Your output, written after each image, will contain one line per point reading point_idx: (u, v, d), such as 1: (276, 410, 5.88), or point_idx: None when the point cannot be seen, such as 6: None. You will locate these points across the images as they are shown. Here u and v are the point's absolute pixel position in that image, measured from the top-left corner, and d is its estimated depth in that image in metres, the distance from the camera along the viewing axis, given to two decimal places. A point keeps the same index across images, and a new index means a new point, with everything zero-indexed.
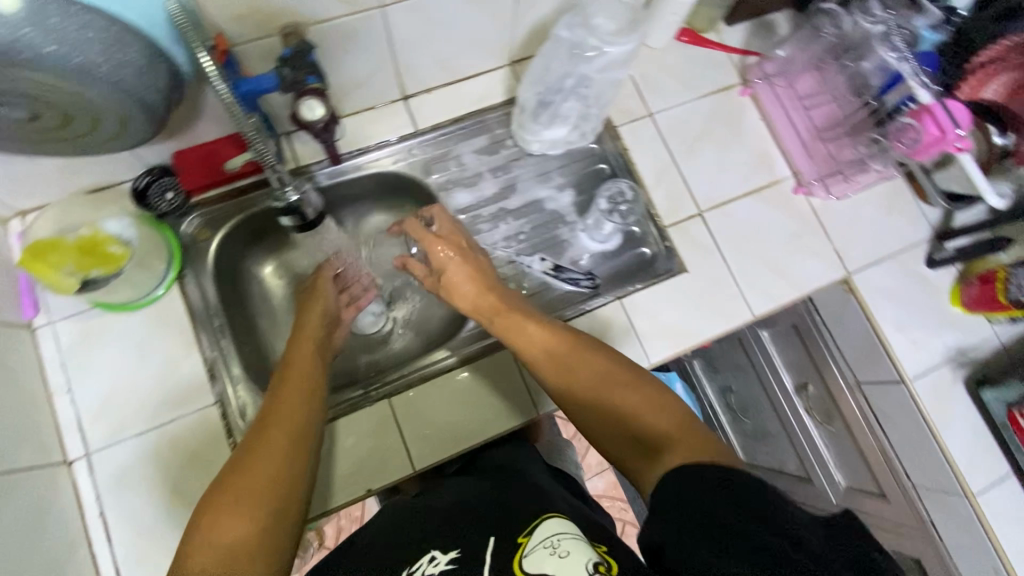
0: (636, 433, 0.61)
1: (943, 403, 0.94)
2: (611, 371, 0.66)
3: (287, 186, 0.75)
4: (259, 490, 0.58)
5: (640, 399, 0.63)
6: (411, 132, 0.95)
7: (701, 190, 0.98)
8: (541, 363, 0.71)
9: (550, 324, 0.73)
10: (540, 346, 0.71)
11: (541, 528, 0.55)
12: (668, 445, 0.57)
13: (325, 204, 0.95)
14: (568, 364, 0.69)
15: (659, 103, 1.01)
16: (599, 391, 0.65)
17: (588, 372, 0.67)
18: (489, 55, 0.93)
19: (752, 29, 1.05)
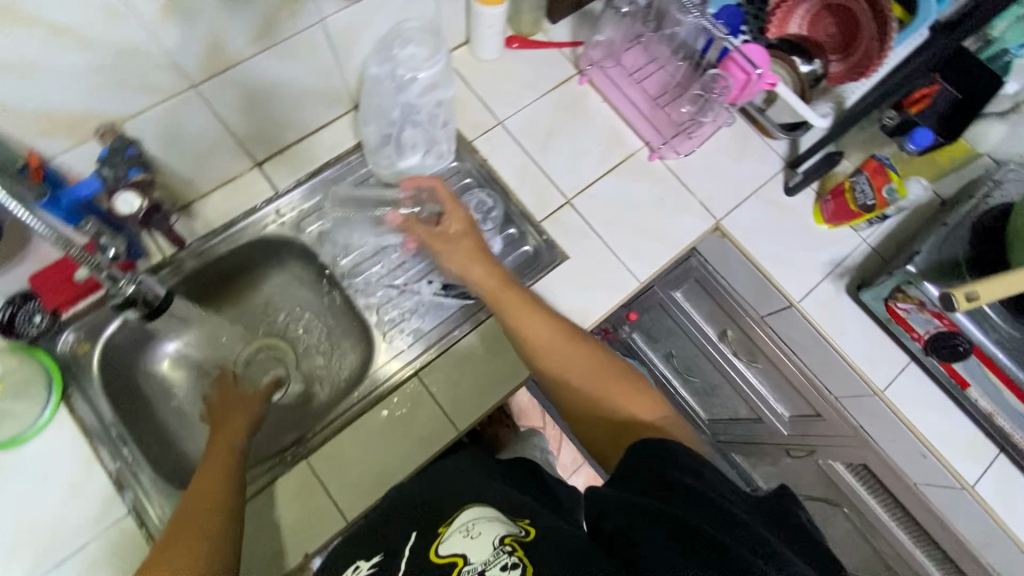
0: (621, 421, 0.67)
1: (832, 315, 1.01)
2: (601, 365, 0.72)
3: (119, 281, 0.73)
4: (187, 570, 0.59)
5: (630, 391, 0.68)
6: (272, 195, 0.96)
7: (564, 179, 1.03)
8: (535, 349, 0.75)
9: (550, 314, 0.77)
10: (536, 331, 0.75)
11: (462, 514, 0.59)
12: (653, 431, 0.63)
13: (204, 285, 0.95)
14: (556, 355, 0.74)
15: (506, 109, 1.06)
16: (588, 379, 0.71)
17: (573, 364, 0.72)
18: (329, 105, 0.96)
19: (574, 22, 1.11)
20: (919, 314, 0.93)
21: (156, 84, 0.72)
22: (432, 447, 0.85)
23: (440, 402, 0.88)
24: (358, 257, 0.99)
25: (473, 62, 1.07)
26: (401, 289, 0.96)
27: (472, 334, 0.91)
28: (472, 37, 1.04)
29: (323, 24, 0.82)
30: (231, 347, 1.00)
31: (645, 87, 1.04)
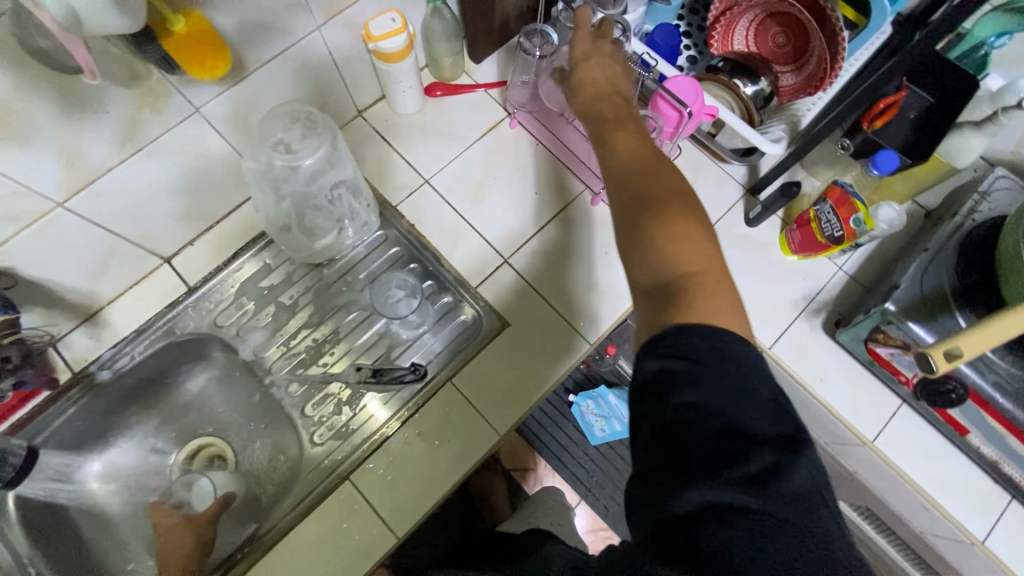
0: (660, 264, 0.55)
1: (807, 357, 0.91)
2: (678, 193, 0.59)
3: None
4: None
5: (686, 232, 0.56)
6: (185, 292, 0.90)
7: (499, 237, 0.94)
8: (619, 172, 0.63)
9: (646, 139, 0.66)
10: (631, 151, 0.64)
11: None
12: (689, 287, 0.53)
13: (123, 395, 0.89)
14: (652, 172, 0.61)
15: (432, 165, 0.97)
16: (653, 200, 0.58)
17: (655, 183, 0.60)
18: (235, 188, 0.89)
19: (500, 59, 1.03)
20: (904, 356, 0.82)
21: (14, 213, 0.66)
22: (368, 559, 0.78)
23: (377, 508, 0.81)
24: (282, 346, 0.92)
25: (393, 118, 0.99)
26: (330, 378, 0.90)
27: (405, 424, 0.84)
28: (387, 93, 0.96)
29: (199, 114, 0.74)
30: (165, 452, 0.94)
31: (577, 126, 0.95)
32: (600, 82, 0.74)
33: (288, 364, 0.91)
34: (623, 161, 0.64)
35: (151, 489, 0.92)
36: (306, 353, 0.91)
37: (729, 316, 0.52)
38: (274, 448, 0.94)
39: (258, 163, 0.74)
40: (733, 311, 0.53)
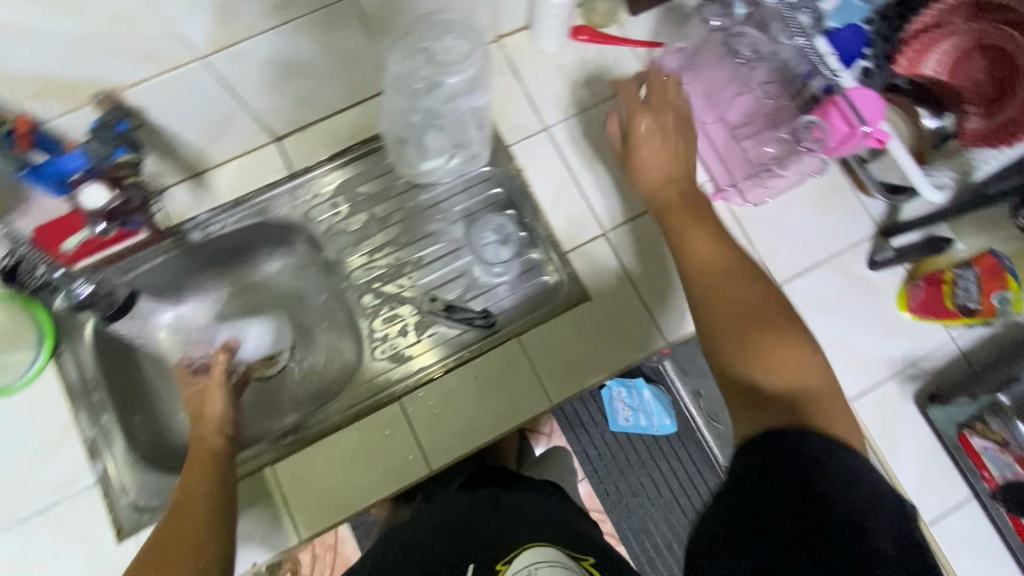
0: (769, 383, 0.53)
1: (886, 421, 0.85)
2: (770, 298, 0.59)
3: (72, 281, 0.76)
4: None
5: (789, 344, 0.55)
6: (286, 176, 0.89)
7: (605, 207, 0.89)
8: (734, 318, 0.58)
9: (721, 239, 0.66)
10: (708, 256, 0.64)
11: (520, 556, 0.67)
12: (813, 404, 0.50)
13: (207, 258, 0.91)
14: (738, 288, 0.60)
15: (557, 113, 0.92)
16: (752, 314, 0.57)
17: (742, 292, 0.60)
18: (359, 85, 0.87)
19: (659, 17, 0.95)
20: (997, 453, 0.81)
21: (156, 57, 0.65)
22: (401, 483, 0.80)
23: (417, 436, 0.82)
24: (364, 257, 0.91)
25: (529, 52, 0.93)
26: (401, 300, 0.90)
27: (463, 366, 0.84)
28: (532, 25, 0.90)
29: None
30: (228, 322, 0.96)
31: (724, 115, 0.86)
32: (662, 167, 0.74)
33: (364, 273, 0.91)
34: (736, 306, 0.59)
35: None
36: (385, 270, 0.91)
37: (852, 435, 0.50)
38: (330, 349, 0.95)
39: (399, 67, 0.74)
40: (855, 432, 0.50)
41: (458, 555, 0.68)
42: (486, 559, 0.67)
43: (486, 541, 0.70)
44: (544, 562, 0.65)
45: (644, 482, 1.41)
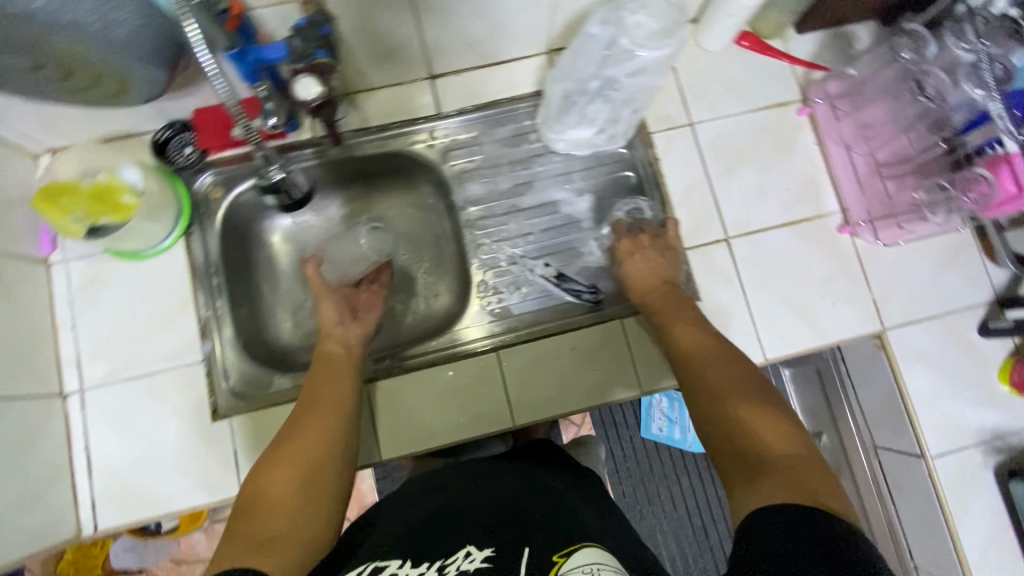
0: (746, 453, 0.56)
1: (962, 486, 0.85)
2: (750, 384, 0.65)
3: (271, 165, 0.76)
4: (293, 516, 0.59)
5: (765, 419, 0.59)
6: (433, 115, 0.92)
7: (732, 213, 0.90)
8: (707, 408, 0.64)
9: (707, 333, 0.75)
10: (698, 351, 0.72)
11: (576, 554, 0.54)
12: (772, 472, 0.53)
13: (338, 175, 0.93)
14: (723, 374, 0.67)
15: (704, 112, 0.93)
16: (726, 400, 0.63)
17: (719, 379, 0.66)
18: (524, 42, 0.89)
19: (824, 40, 0.95)
20: None
21: None
22: (483, 430, 0.83)
23: (507, 390, 0.84)
24: (484, 210, 0.92)
25: (690, 47, 0.94)
26: (515, 261, 0.90)
27: (564, 335, 0.85)
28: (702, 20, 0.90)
29: None
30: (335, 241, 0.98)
31: (874, 151, 0.86)
32: (653, 273, 0.83)
33: (479, 226, 0.91)
34: (713, 390, 0.66)
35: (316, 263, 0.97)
36: (503, 227, 0.91)
37: (828, 496, 0.49)
38: (429, 291, 0.94)
39: (599, 30, 0.72)
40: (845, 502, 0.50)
41: (512, 538, 0.56)
42: (540, 544, 0.55)
43: (546, 531, 0.58)
44: (603, 565, 0.53)
45: (660, 493, 1.40)
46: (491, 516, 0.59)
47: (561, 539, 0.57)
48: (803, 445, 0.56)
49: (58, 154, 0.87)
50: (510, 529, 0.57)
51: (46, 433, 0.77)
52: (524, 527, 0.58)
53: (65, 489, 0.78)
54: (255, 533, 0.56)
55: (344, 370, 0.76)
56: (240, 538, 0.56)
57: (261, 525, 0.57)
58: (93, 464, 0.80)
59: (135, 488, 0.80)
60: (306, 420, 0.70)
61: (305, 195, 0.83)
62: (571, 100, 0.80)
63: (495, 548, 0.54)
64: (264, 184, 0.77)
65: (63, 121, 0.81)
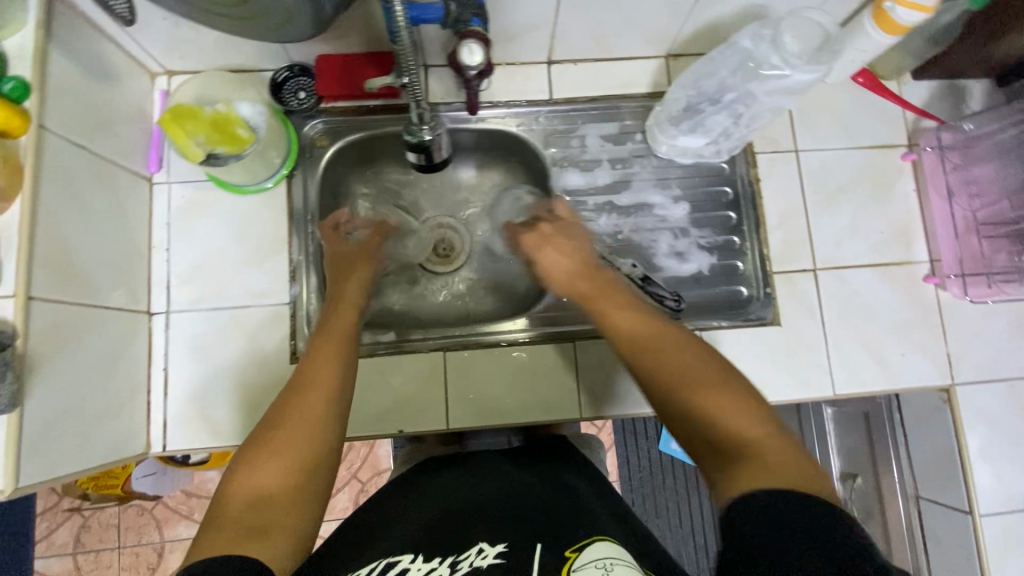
0: (717, 437, 0.55)
1: (1004, 548, 0.86)
2: (688, 357, 0.61)
3: (424, 123, 0.62)
4: (280, 505, 0.55)
5: (726, 398, 0.57)
6: (543, 99, 0.92)
7: (823, 245, 0.90)
8: (660, 391, 0.61)
9: (637, 304, 0.70)
10: (634, 327, 0.66)
11: (592, 546, 0.50)
12: (750, 457, 0.51)
13: None
14: (666, 355, 0.62)
15: (811, 141, 0.93)
16: (676, 377, 0.60)
17: (670, 358, 0.62)
18: (648, 43, 0.89)
19: (939, 90, 0.95)
20: None
21: None
22: (551, 415, 0.84)
23: (577, 380, 0.85)
24: (578, 201, 0.92)
25: None
26: (601, 254, 0.89)
27: None
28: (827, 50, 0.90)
29: None
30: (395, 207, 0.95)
31: (974, 207, 0.88)
32: (573, 250, 0.78)
33: None
34: (656, 371, 0.61)
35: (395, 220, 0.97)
36: (594, 221, 0.92)
37: (807, 480, 0.48)
38: (509, 271, 0.95)
39: (752, 44, 0.72)
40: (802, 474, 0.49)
41: (524, 532, 0.54)
42: (557, 539, 0.52)
43: (552, 528, 0.54)
44: (619, 560, 0.48)
45: (669, 507, 1.40)
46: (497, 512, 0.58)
47: (581, 531, 0.53)
48: (765, 426, 0.54)
49: (175, 77, 0.88)
50: (516, 520, 0.56)
51: (131, 347, 0.78)
52: (527, 523, 0.55)
53: (140, 405, 0.79)
54: (236, 525, 0.51)
55: (338, 344, 0.71)
56: (221, 529, 0.51)
57: (246, 516, 0.53)
58: (169, 386, 0.81)
59: (206, 416, 0.81)
60: (295, 398, 0.64)
61: (445, 161, 0.68)
62: (694, 108, 0.81)
63: (508, 543, 0.53)
64: (411, 142, 0.64)
65: (191, 46, 0.82)
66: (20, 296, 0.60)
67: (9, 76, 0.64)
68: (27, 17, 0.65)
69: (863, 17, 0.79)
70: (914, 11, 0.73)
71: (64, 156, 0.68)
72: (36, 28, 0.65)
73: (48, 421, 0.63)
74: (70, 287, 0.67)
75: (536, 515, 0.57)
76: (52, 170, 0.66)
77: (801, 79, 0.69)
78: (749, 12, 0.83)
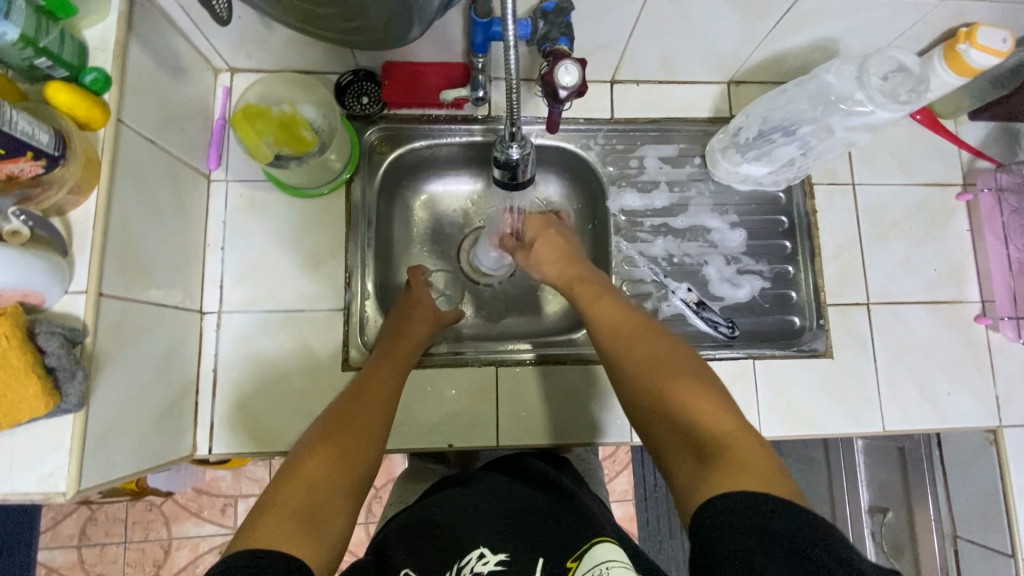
0: (686, 426, 0.56)
1: None
2: (663, 353, 0.63)
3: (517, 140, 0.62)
4: (324, 503, 0.52)
5: (698, 392, 0.58)
6: (605, 118, 0.91)
7: (877, 279, 0.90)
8: (639, 385, 0.62)
9: (620, 302, 0.72)
10: (613, 325, 0.69)
11: (590, 553, 0.54)
12: (721, 454, 0.52)
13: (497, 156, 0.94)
14: (636, 349, 0.65)
15: (868, 175, 0.93)
16: (655, 368, 0.62)
17: (645, 352, 0.64)
18: (715, 69, 0.89)
19: (996, 132, 0.95)
20: None
21: None
22: (600, 435, 0.83)
23: None
24: (634, 222, 0.92)
25: None
26: (656, 279, 0.90)
27: None
28: None
29: None
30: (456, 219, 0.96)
31: None
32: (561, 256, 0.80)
33: (628, 237, 0.91)
34: (636, 367, 0.63)
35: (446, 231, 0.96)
36: (649, 243, 0.92)
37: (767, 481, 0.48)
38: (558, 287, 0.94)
39: (834, 79, 0.74)
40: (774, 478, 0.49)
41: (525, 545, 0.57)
42: (555, 556, 0.55)
43: (552, 537, 0.58)
44: (618, 563, 0.52)
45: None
46: (495, 524, 0.60)
47: (577, 538, 0.57)
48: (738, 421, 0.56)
49: (239, 75, 0.87)
50: (513, 533, 0.58)
51: (185, 346, 0.77)
52: (532, 535, 0.58)
53: (189, 405, 0.78)
54: (285, 513, 0.49)
55: (394, 373, 0.72)
56: (267, 514, 0.49)
57: (294, 506, 0.51)
58: (218, 386, 0.80)
59: (254, 419, 0.80)
60: (352, 409, 0.63)
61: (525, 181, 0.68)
62: (765, 137, 0.81)
63: (509, 552, 0.56)
64: (501, 160, 0.64)
65: (262, 47, 0.81)
66: (91, 292, 0.59)
67: (89, 67, 0.63)
68: (110, 8, 0.64)
69: (935, 56, 0.78)
70: (988, 54, 0.74)
71: (136, 152, 0.67)
72: (119, 21, 0.64)
73: (108, 422, 0.61)
74: (134, 284, 0.66)
75: (535, 528, 0.59)
76: (125, 165, 0.64)
77: (885, 116, 0.71)
78: (820, 45, 0.83)
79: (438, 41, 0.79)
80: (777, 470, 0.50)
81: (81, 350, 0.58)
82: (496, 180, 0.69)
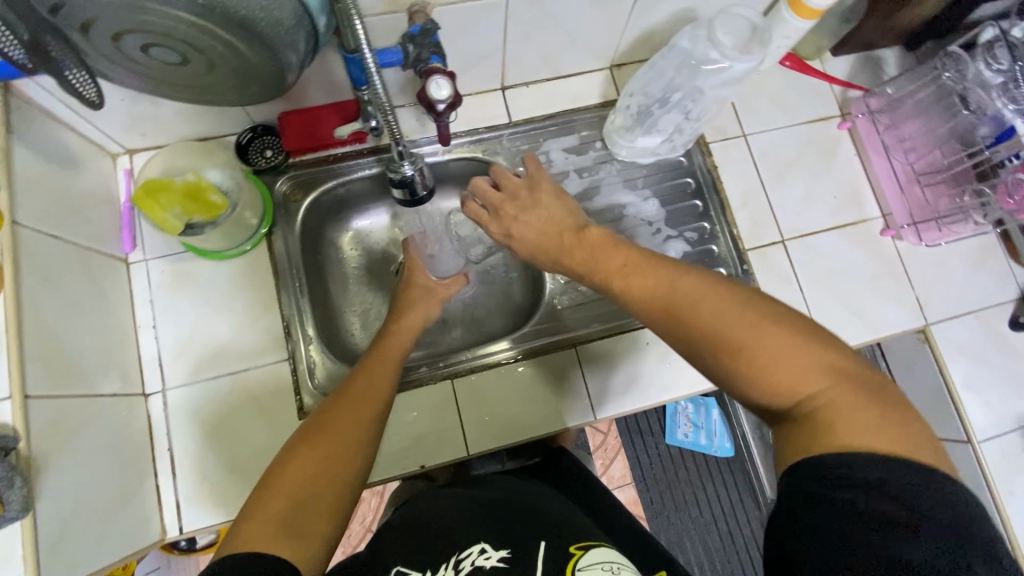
0: (775, 394, 0.50)
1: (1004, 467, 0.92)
2: (741, 318, 0.52)
3: (404, 156, 0.65)
4: (313, 507, 0.54)
5: (775, 345, 0.50)
6: (503, 123, 0.95)
7: (787, 216, 0.96)
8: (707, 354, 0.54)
9: (649, 261, 0.61)
10: (650, 292, 0.58)
11: (595, 548, 0.55)
12: (824, 420, 0.47)
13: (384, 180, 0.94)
14: (684, 314, 0.55)
15: (755, 125, 1.00)
16: (707, 343, 0.53)
17: (700, 321, 0.54)
18: (594, 57, 0.94)
19: (859, 62, 1.03)
20: None
21: None
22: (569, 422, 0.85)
23: (585, 388, 0.87)
24: None
25: None
26: None
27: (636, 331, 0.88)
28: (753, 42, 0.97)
29: None
30: (373, 240, 0.99)
31: (911, 161, 0.96)
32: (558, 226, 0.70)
33: None
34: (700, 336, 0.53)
35: (378, 261, 0.98)
36: None
37: (885, 432, 0.45)
38: (475, 296, 0.98)
39: (692, 45, 0.80)
40: (879, 420, 0.46)
41: (522, 534, 0.57)
42: (556, 539, 0.57)
43: (550, 530, 0.59)
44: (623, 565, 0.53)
45: (685, 498, 1.40)
46: (497, 525, 0.59)
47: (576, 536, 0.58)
48: (830, 366, 0.49)
49: (137, 155, 0.88)
50: (512, 530, 0.58)
51: (134, 426, 0.77)
52: (527, 528, 0.59)
53: (150, 489, 0.77)
54: (271, 520, 0.51)
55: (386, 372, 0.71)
56: (251, 522, 0.51)
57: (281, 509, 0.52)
58: (177, 462, 0.79)
59: (219, 487, 0.79)
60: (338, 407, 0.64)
61: (428, 192, 0.71)
62: (648, 110, 0.88)
63: (510, 548, 0.55)
64: (395, 177, 0.67)
65: (155, 123, 0.82)
66: (16, 397, 0.58)
67: None
68: None
69: (780, 7, 0.85)
70: None
71: (39, 251, 0.66)
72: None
73: (59, 526, 0.60)
74: (64, 381, 0.65)
75: (524, 527, 0.59)
76: (29, 263, 0.64)
77: (743, 68, 0.77)
78: (678, 17, 0.89)
79: (325, 84, 0.82)
80: (890, 411, 0.47)
81: (18, 456, 0.57)
82: (400, 201, 0.72)
